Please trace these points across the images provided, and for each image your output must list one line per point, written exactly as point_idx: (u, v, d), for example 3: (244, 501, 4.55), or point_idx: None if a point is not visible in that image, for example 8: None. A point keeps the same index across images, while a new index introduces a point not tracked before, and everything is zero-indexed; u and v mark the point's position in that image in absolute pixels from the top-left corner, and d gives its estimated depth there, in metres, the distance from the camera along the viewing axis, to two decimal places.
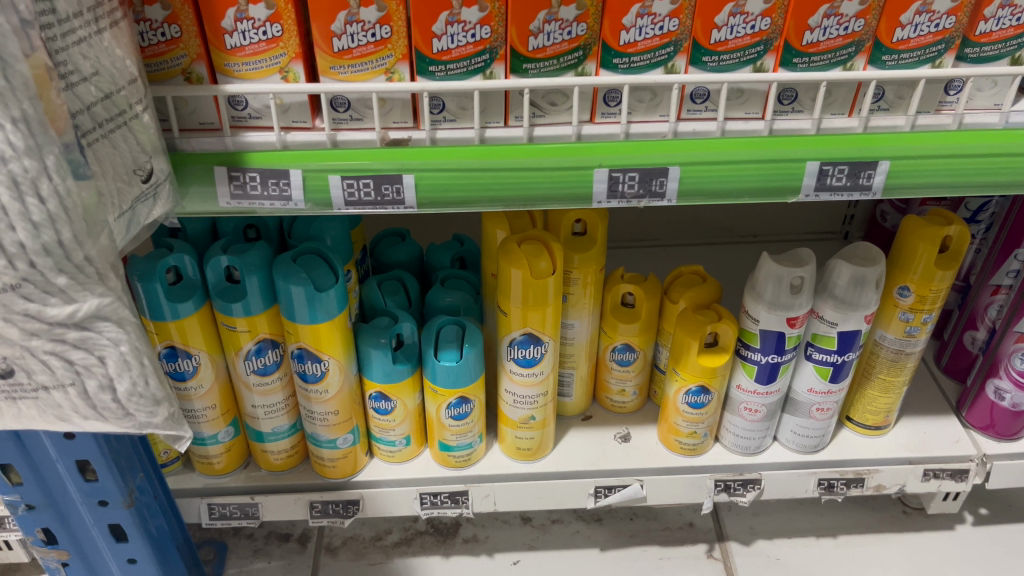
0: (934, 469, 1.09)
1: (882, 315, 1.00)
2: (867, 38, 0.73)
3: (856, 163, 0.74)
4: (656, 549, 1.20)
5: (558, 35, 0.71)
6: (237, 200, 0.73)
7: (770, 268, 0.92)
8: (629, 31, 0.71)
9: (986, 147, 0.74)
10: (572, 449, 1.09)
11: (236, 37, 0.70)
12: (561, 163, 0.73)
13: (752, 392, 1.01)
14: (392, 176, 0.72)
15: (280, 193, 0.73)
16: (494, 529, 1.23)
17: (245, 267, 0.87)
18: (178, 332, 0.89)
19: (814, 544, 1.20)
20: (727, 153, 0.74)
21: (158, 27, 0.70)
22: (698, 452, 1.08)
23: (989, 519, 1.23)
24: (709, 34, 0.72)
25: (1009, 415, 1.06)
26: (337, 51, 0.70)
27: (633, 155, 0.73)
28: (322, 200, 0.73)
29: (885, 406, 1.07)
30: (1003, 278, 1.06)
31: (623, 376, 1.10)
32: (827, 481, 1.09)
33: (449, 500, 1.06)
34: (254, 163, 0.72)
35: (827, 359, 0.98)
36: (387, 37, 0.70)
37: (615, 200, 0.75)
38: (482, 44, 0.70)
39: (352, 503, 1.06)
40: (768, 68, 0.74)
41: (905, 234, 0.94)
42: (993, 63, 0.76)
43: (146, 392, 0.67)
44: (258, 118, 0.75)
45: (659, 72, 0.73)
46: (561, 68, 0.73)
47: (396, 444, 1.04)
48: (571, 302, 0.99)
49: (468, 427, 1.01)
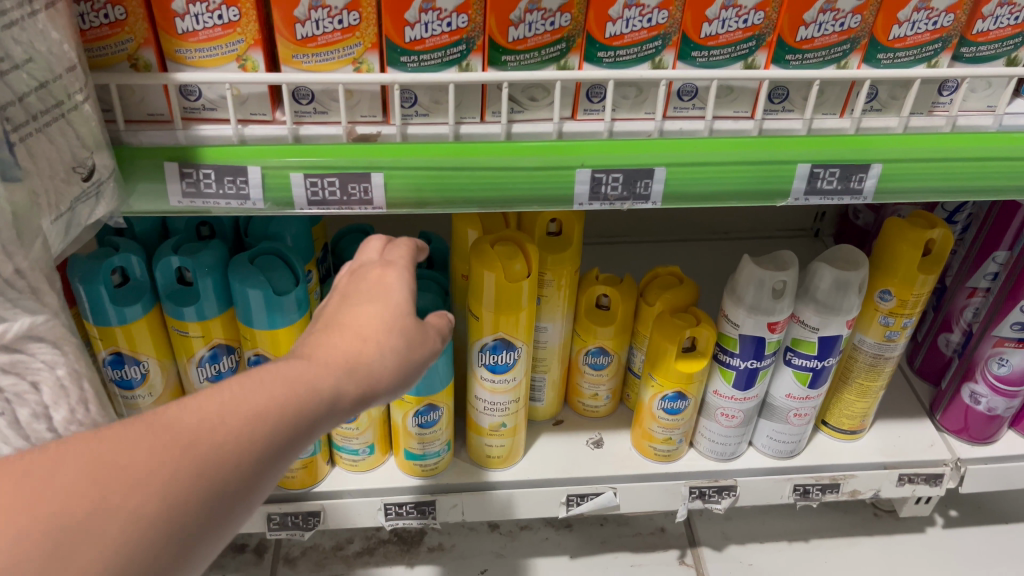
0: (910, 474, 1.08)
1: (862, 319, 0.97)
2: (863, 35, 0.69)
3: (848, 166, 0.71)
4: (628, 556, 1.16)
5: (540, 25, 0.66)
6: (190, 198, 0.67)
7: (752, 272, 0.88)
8: (615, 22, 0.66)
9: (982, 151, 0.72)
10: (543, 456, 1.05)
11: (188, 21, 0.64)
12: (542, 162, 0.69)
13: (729, 399, 0.98)
14: (360, 175, 0.67)
15: (237, 190, 0.67)
16: (461, 537, 1.18)
17: (199, 268, 0.81)
18: (125, 338, 0.82)
19: (787, 548, 1.18)
20: (715, 154, 0.70)
21: (100, 8, 0.63)
22: (673, 458, 1.04)
23: (959, 521, 1.22)
24: (700, 28, 0.67)
25: (984, 419, 1.06)
26: (300, 38, 0.65)
27: (617, 155, 0.69)
28: (283, 199, 0.68)
29: (862, 411, 1.05)
30: (980, 281, 1.04)
31: (596, 381, 1.06)
32: (802, 487, 1.07)
33: (415, 510, 1.01)
34: (208, 158, 0.66)
35: (807, 364, 0.95)
36: (356, 24, 0.65)
37: (598, 202, 0.71)
38: (458, 34, 0.65)
39: (313, 515, 1.01)
40: (759, 65, 0.70)
41: (888, 237, 0.92)
42: (988, 63, 0.73)
43: (86, 420, 0.62)
44: (214, 110, 0.69)
45: (645, 67, 0.69)
46: (542, 61, 0.68)
47: (359, 453, 0.99)
48: (545, 304, 0.95)
49: (437, 435, 0.96)
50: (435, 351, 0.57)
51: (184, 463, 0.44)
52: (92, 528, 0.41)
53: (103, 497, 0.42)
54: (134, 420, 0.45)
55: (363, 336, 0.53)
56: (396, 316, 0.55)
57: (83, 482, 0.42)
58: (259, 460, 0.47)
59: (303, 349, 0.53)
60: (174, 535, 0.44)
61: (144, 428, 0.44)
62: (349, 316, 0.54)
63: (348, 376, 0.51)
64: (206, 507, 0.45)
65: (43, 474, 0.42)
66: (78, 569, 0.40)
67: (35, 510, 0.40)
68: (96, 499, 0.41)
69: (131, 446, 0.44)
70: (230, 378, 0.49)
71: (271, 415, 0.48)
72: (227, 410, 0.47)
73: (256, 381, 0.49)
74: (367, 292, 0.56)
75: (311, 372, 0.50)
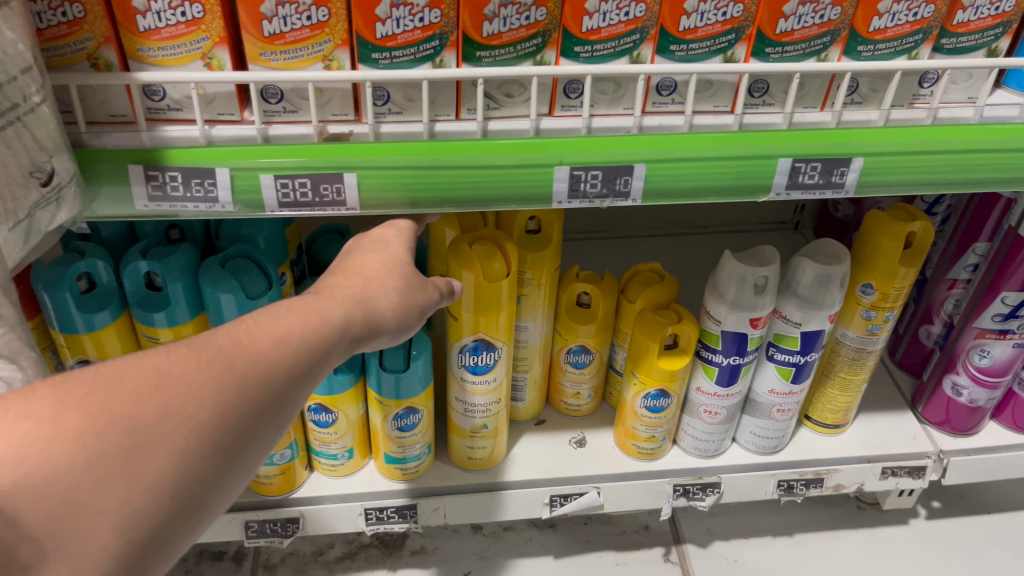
0: (893, 467, 1.08)
1: (844, 313, 0.96)
2: (843, 27, 0.68)
3: (829, 161, 0.70)
4: (612, 555, 1.16)
5: (515, 20, 0.64)
6: (156, 202, 0.65)
7: (733, 268, 0.87)
8: (592, 16, 0.65)
9: (964, 143, 0.71)
10: (526, 456, 1.04)
11: (150, 18, 0.61)
12: (519, 160, 0.67)
13: (712, 395, 0.97)
14: (333, 175, 0.65)
15: (205, 194, 0.65)
16: (444, 539, 1.17)
17: (168, 273, 0.79)
18: (93, 345, 0.80)
19: (771, 543, 1.17)
20: (695, 149, 0.69)
21: (58, 6, 0.60)
22: (656, 455, 1.03)
23: (942, 512, 1.22)
24: (678, 21, 0.66)
25: (966, 410, 1.05)
26: (268, 35, 0.62)
27: (596, 152, 0.68)
28: (252, 202, 0.66)
29: (845, 404, 1.05)
30: (961, 272, 1.04)
31: (578, 379, 1.05)
32: (786, 483, 1.06)
33: (396, 514, 1.00)
34: (174, 161, 0.64)
35: (790, 359, 0.94)
36: (325, 20, 0.63)
37: (577, 200, 0.69)
38: (431, 29, 0.64)
39: (291, 522, 0.98)
40: (739, 58, 0.69)
41: (869, 229, 0.91)
42: (969, 54, 0.72)
43: None
44: (179, 110, 0.67)
45: (624, 62, 0.68)
46: (518, 56, 0.67)
47: (338, 457, 0.97)
48: (525, 303, 0.93)
49: (417, 438, 0.94)
50: (431, 299, 0.65)
51: (232, 373, 0.48)
52: (165, 424, 0.45)
53: (167, 402, 0.45)
54: (173, 344, 0.49)
55: (368, 276, 0.61)
56: (394, 263, 0.63)
57: (151, 385, 0.46)
58: (293, 374, 0.52)
59: (317, 288, 0.59)
60: (234, 430, 0.48)
61: (188, 347, 0.48)
62: (344, 271, 0.61)
63: (361, 305, 0.58)
64: (255, 413, 0.49)
65: (111, 381, 0.45)
66: (161, 455, 0.45)
67: (113, 408, 0.44)
68: (160, 404, 0.45)
69: (182, 359, 0.47)
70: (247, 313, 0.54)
71: (309, 330, 0.53)
72: (258, 332, 0.51)
73: (281, 309, 0.54)
74: (367, 247, 0.65)
75: (320, 303, 0.56)
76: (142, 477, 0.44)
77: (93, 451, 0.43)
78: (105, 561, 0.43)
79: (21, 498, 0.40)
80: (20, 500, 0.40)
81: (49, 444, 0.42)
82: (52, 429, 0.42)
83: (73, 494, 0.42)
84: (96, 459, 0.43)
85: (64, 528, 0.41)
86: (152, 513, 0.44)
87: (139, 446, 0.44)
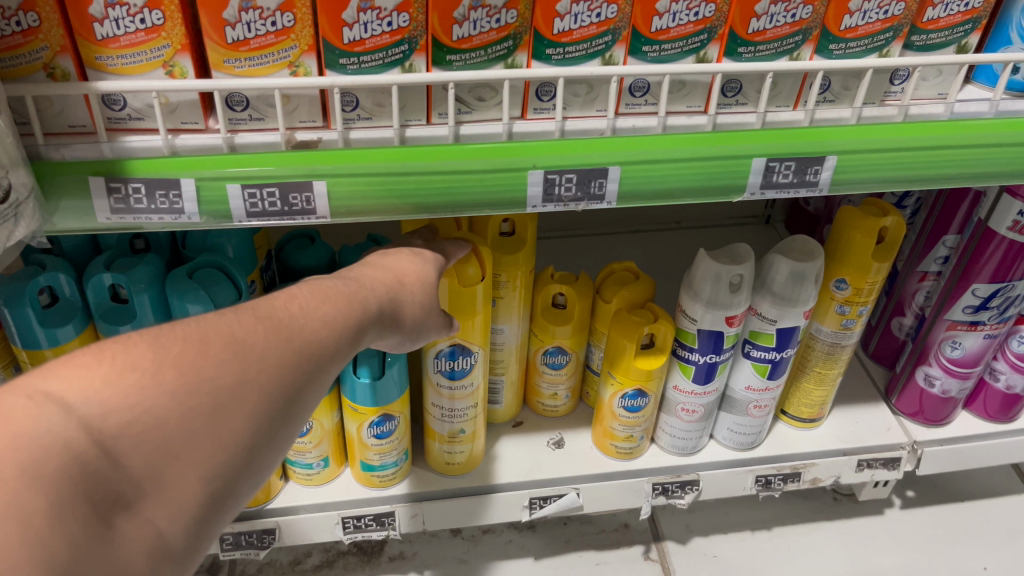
0: (869, 459, 1.08)
1: (818, 308, 0.97)
2: (814, 25, 0.68)
3: (803, 159, 0.70)
4: (592, 554, 1.15)
5: (485, 23, 0.63)
6: (118, 214, 0.63)
7: (707, 266, 0.87)
8: (563, 18, 0.64)
9: (937, 139, 0.71)
10: (504, 459, 1.03)
11: (108, 26, 0.59)
12: (493, 164, 0.66)
13: (689, 393, 0.97)
14: (302, 184, 0.64)
15: (170, 205, 0.63)
16: (423, 544, 1.16)
17: (133, 285, 0.76)
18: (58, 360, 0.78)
19: (750, 537, 1.18)
20: (669, 150, 0.68)
21: (11, 15, 0.58)
22: (633, 455, 1.03)
23: (916, 501, 1.24)
24: (650, 22, 0.65)
25: (938, 401, 1.07)
26: (231, 41, 0.61)
27: (569, 155, 0.67)
28: (220, 212, 0.64)
29: (820, 399, 1.05)
30: (931, 264, 1.05)
31: (555, 380, 1.04)
32: (764, 478, 1.07)
33: (374, 522, 0.98)
34: (137, 171, 0.62)
35: (766, 356, 0.94)
36: (290, 26, 0.61)
37: (551, 204, 0.68)
38: (399, 33, 0.62)
39: (267, 533, 0.97)
40: (712, 58, 0.68)
41: (842, 225, 0.91)
42: (939, 51, 0.72)
43: None
44: (140, 119, 0.65)
45: (596, 63, 0.67)
46: (489, 59, 0.65)
47: (313, 466, 0.95)
48: (500, 306, 0.92)
49: (393, 445, 0.93)
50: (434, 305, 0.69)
51: (294, 346, 0.51)
52: (242, 388, 0.47)
53: (244, 366, 0.47)
54: (235, 310, 0.51)
55: (393, 276, 0.64)
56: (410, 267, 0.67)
57: (230, 350, 0.47)
58: (338, 355, 0.55)
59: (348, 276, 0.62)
60: (292, 400, 0.50)
61: (254, 317, 0.50)
62: (364, 268, 0.64)
63: (387, 300, 0.62)
64: (311, 385, 0.52)
65: (196, 342, 0.46)
66: (240, 416, 0.46)
67: (201, 368, 0.45)
68: (239, 370, 0.47)
69: (252, 327, 0.49)
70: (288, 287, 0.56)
71: (351, 316, 0.57)
72: (311, 311, 0.54)
73: (326, 291, 0.57)
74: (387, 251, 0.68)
75: (354, 288, 0.59)
76: (223, 433, 0.46)
77: (186, 406, 0.44)
78: (190, 507, 0.44)
79: (123, 441, 0.41)
80: (123, 443, 0.41)
81: (147, 395, 0.43)
82: (152, 380, 0.43)
83: (166, 444, 0.43)
84: (189, 412, 0.44)
85: (158, 474, 0.42)
86: (226, 466, 0.46)
87: (222, 406, 0.46)
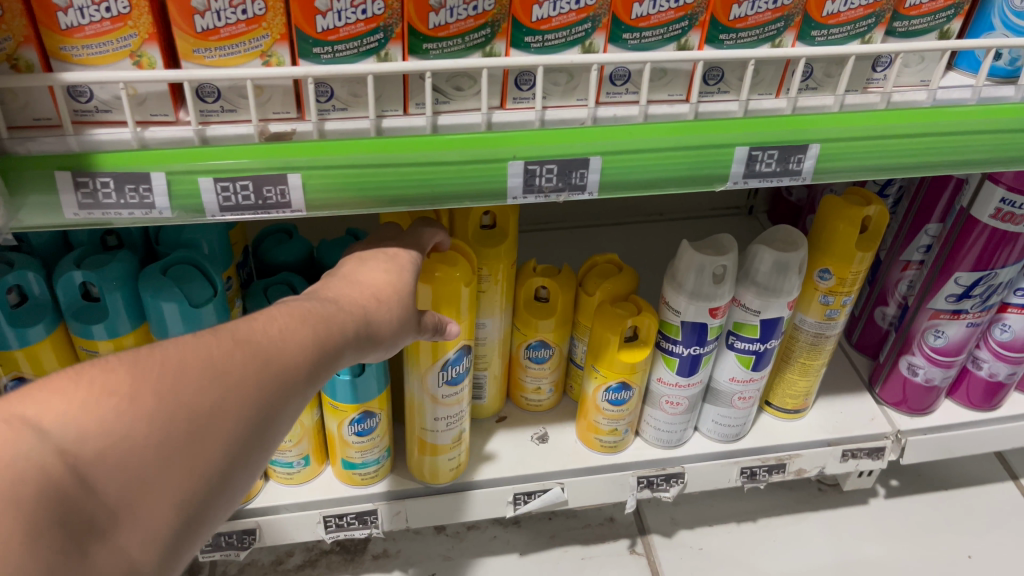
0: (853, 449, 1.07)
1: (802, 299, 0.96)
2: (796, 12, 0.67)
3: (786, 148, 0.69)
4: (578, 549, 1.14)
5: (462, 10, 0.62)
6: (87, 210, 0.61)
7: (690, 258, 0.86)
8: (542, 5, 0.63)
9: (919, 127, 0.70)
10: (488, 455, 1.02)
11: (72, 15, 0.58)
12: (472, 155, 0.65)
13: (673, 386, 0.96)
14: (276, 177, 0.62)
15: (140, 199, 0.61)
16: (406, 542, 1.14)
17: (105, 283, 0.74)
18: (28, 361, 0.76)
19: (735, 529, 1.17)
20: (651, 140, 0.67)
21: None
22: (618, 449, 1.02)
23: (900, 490, 1.24)
24: (630, 9, 0.64)
25: (922, 390, 1.07)
26: (201, 30, 0.59)
27: (550, 145, 0.66)
28: (192, 206, 0.62)
29: (804, 389, 1.05)
30: (914, 253, 1.05)
31: (539, 374, 1.03)
32: (749, 469, 1.06)
33: (357, 520, 0.97)
34: (106, 165, 0.60)
35: (750, 347, 0.94)
36: (261, 14, 0.59)
37: (532, 195, 0.67)
38: (374, 22, 0.61)
39: (247, 533, 0.95)
40: (693, 45, 0.67)
41: (825, 214, 0.91)
42: (921, 37, 0.72)
43: None
44: (108, 112, 0.63)
45: (576, 51, 0.66)
46: (467, 48, 0.64)
47: (293, 465, 0.94)
48: (483, 300, 0.91)
49: (374, 442, 0.92)
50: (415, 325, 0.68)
51: (274, 371, 0.49)
52: (218, 416, 0.45)
53: (222, 390, 0.46)
54: (213, 330, 0.49)
55: (376, 295, 0.63)
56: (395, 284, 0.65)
57: (208, 375, 0.46)
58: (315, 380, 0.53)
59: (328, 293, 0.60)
60: (268, 427, 0.49)
61: (232, 339, 0.49)
62: (344, 287, 0.62)
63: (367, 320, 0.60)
64: (287, 411, 0.50)
65: (173, 366, 0.45)
66: (214, 444, 0.45)
67: (178, 394, 0.44)
68: (216, 398, 0.45)
69: (230, 349, 0.48)
70: (268, 307, 0.54)
71: (331, 338, 0.55)
72: (291, 334, 0.52)
73: (307, 311, 0.55)
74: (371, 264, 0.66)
75: (334, 308, 0.57)
76: (197, 460, 0.44)
77: (162, 434, 0.42)
78: (162, 537, 0.43)
79: (97, 468, 0.40)
80: (96, 471, 0.40)
81: (123, 422, 0.42)
82: (125, 407, 0.42)
83: (137, 473, 0.41)
84: (164, 439, 0.42)
85: (132, 505, 0.41)
86: (199, 496, 0.45)
87: (197, 436, 0.44)
